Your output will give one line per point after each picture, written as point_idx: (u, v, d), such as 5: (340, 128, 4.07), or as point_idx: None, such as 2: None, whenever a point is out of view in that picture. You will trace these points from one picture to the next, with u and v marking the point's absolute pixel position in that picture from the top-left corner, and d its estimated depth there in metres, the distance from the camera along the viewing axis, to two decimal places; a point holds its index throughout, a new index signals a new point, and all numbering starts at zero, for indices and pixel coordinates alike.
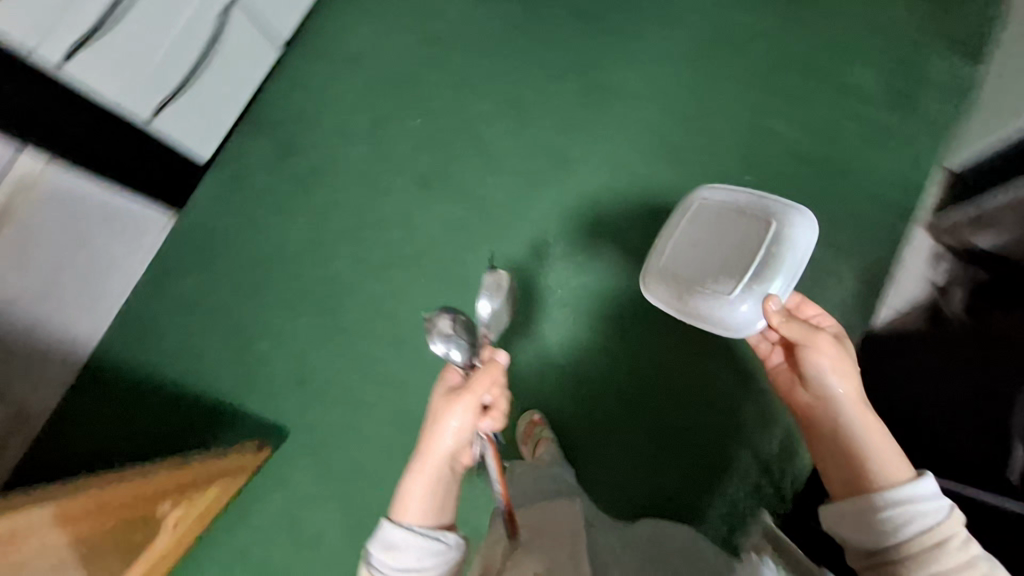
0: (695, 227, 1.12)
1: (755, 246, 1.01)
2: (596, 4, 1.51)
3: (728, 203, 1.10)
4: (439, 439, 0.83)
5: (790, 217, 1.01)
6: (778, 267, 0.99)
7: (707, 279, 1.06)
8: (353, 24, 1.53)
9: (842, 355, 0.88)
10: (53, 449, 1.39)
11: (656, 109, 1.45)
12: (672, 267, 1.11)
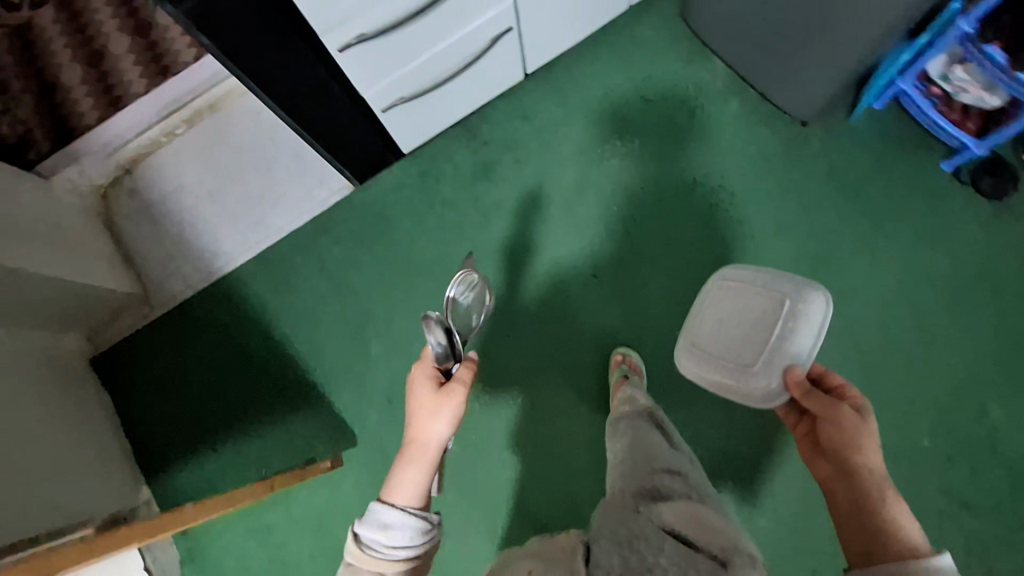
0: (718, 295, 1.14)
1: (774, 325, 1.03)
2: (869, 178, 1.31)
3: (748, 280, 1.11)
4: (427, 421, 0.89)
5: (810, 295, 1.03)
6: (795, 347, 1.00)
7: (734, 358, 1.06)
8: (607, 81, 1.42)
9: (867, 424, 0.81)
10: (147, 351, 1.42)
11: (871, 325, 1.26)
12: (698, 341, 1.12)
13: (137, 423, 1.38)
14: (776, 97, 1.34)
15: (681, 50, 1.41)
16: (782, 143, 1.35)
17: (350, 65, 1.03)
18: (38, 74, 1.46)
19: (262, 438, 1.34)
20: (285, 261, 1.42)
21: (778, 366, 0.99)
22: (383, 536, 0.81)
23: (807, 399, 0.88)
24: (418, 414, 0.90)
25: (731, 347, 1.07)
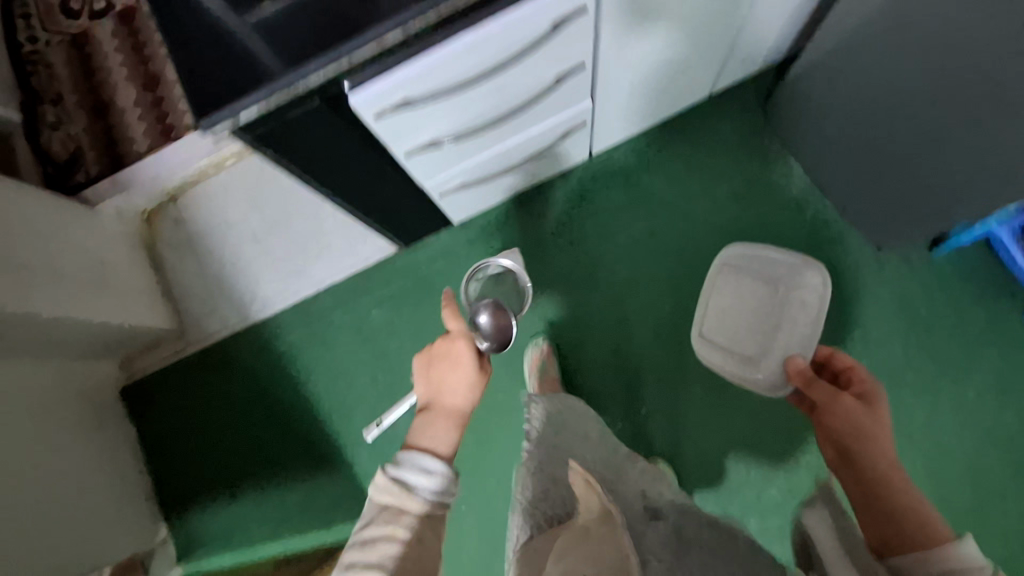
0: (726, 288, 1.24)
1: (768, 313, 1.20)
2: (942, 321, 1.23)
3: (745, 267, 1.23)
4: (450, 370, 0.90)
5: (804, 281, 1.18)
6: (781, 326, 1.18)
7: (736, 345, 1.21)
8: (673, 173, 1.34)
9: (869, 409, 0.94)
10: (178, 387, 1.42)
11: (922, 478, 1.19)
12: (709, 336, 1.24)
13: (164, 457, 1.41)
14: (852, 220, 1.26)
15: (757, 148, 1.33)
16: (853, 265, 1.27)
17: (410, 166, 0.97)
18: (95, 90, 1.44)
19: (282, 495, 1.36)
20: (322, 318, 1.40)
21: (770, 348, 1.18)
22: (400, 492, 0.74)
23: (813, 391, 1.02)
24: (441, 375, 0.91)
25: (733, 336, 1.22)
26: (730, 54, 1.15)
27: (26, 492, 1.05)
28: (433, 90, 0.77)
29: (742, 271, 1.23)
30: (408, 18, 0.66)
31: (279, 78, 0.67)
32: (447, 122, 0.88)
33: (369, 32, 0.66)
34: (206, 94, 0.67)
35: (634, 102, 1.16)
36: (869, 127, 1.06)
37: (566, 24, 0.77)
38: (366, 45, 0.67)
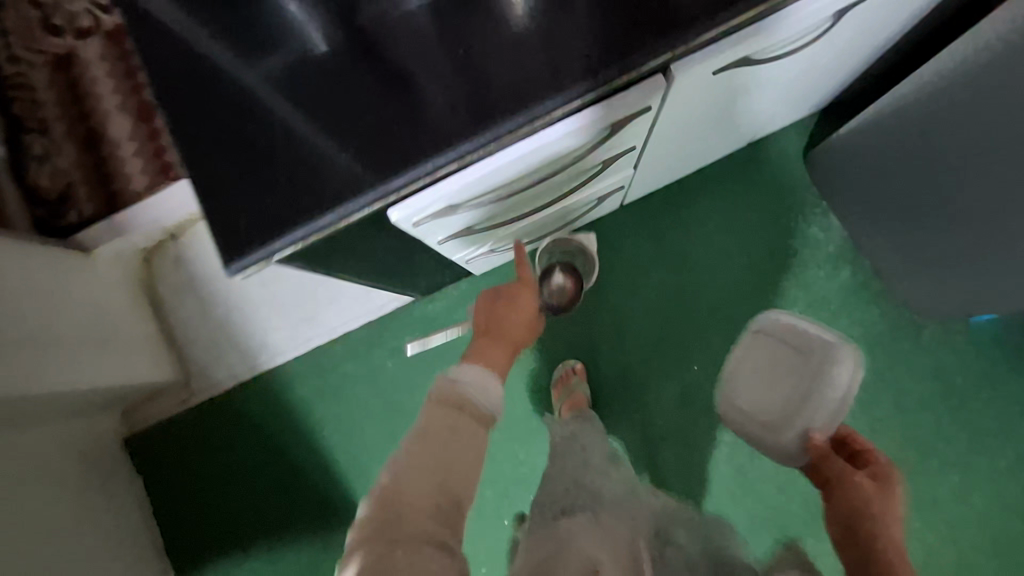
0: (757, 354, 0.98)
1: (804, 386, 0.89)
2: (980, 392, 1.18)
3: (778, 335, 0.97)
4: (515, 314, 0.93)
5: (842, 360, 0.88)
6: (823, 403, 0.87)
7: (762, 416, 0.94)
8: (704, 226, 1.29)
9: (883, 500, 0.76)
10: (189, 436, 1.39)
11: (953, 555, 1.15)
12: (738, 397, 0.98)
13: (171, 511, 1.38)
14: (892, 284, 1.21)
15: (794, 204, 1.27)
16: (888, 330, 1.22)
17: (440, 246, 0.91)
18: (83, 119, 1.31)
19: (297, 549, 1.35)
20: (336, 369, 1.36)
21: (801, 427, 0.88)
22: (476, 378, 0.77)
23: (825, 472, 0.82)
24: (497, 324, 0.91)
25: (760, 404, 0.95)
26: (759, 118, 1.11)
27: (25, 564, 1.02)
28: (482, 192, 0.71)
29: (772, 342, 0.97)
30: (461, 151, 0.59)
31: (313, 216, 0.60)
32: (487, 214, 0.81)
33: (414, 169, 0.59)
34: (232, 234, 0.61)
35: (673, 159, 1.10)
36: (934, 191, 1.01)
37: (624, 123, 0.71)
38: (414, 181, 0.60)
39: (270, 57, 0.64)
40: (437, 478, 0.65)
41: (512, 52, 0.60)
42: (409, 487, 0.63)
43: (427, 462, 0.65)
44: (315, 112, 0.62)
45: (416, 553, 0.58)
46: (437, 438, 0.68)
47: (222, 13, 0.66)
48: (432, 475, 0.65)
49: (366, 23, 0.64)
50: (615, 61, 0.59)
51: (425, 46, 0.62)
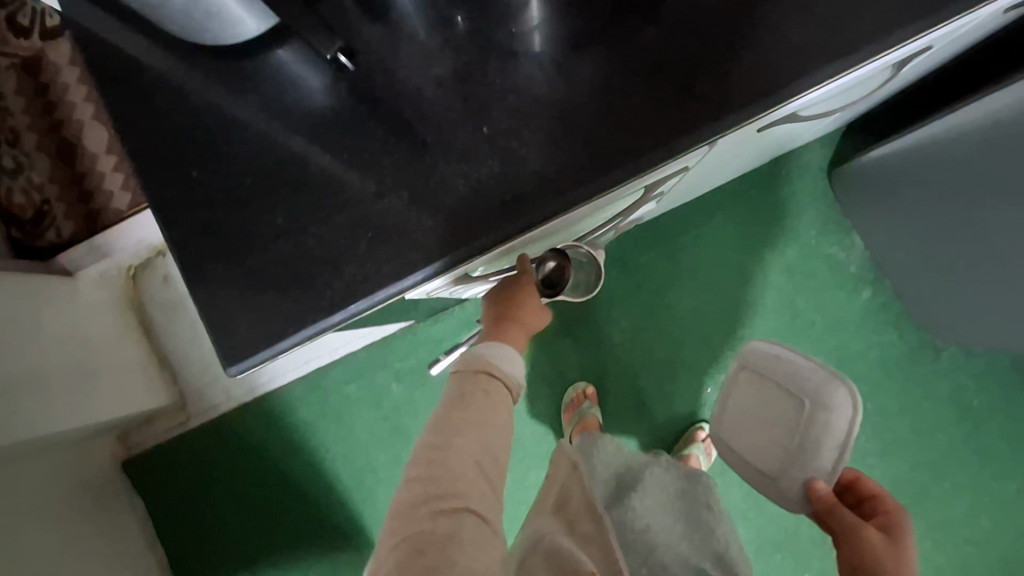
0: (750, 398, 0.82)
1: (796, 432, 0.71)
2: (995, 414, 1.17)
3: (774, 367, 0.78)
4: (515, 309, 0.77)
5: (839, 406, 0.67)
6: (824, 453, 0.68)
7: (756, 464, 0.77)
8: (720, 245, 1.24)
9: (901, 555, 0.65)
10: (186, 458, 1.35)
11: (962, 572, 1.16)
12: (736, 448, 0.82)
13: (174, 533, 1.36)
14: (912, 307, 1.17)
15: (812, 220, 1.23)
16: (907, 353, 1.19)
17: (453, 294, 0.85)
18: (56, 130, 1.20)
19: (305, 569, 1.33)
20: (337, 390, 1.31)
21: (802, 480, 0.70)
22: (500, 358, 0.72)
23: (831, 523, 0.69)
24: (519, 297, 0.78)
25: (757, 455, 0.77)
26: (789, 137, 1.03)
27: None
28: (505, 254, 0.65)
29: (768, 375, 0.79)
30: (490, 241, 0.52)
31: (322, 315, 0.52)
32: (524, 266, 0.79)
33: (438, 261, 0.52)
34: (228, 333, 0.52)
35: (693, 186, 1.04)
36: (955, 230, 0.97)
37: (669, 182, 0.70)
38: (438, 272, 0.53)
39: (266, 125, 0.56)
40: (477, 440, 0.65)
41: (547, 128, 0.53)
42: (450, 453, 0.63)
43: (463, 422, 0.66)
44: (319, 192, 0.54)
45: (455, 525, 0.59)
46: (470, 401, 0.67)
47: (205, 70, 0.57)
48: (472, 438, 0.65)
49: (377, 85, 0.56)
50: (663, 140, 0.52)
51: (447, 117, 0.54)
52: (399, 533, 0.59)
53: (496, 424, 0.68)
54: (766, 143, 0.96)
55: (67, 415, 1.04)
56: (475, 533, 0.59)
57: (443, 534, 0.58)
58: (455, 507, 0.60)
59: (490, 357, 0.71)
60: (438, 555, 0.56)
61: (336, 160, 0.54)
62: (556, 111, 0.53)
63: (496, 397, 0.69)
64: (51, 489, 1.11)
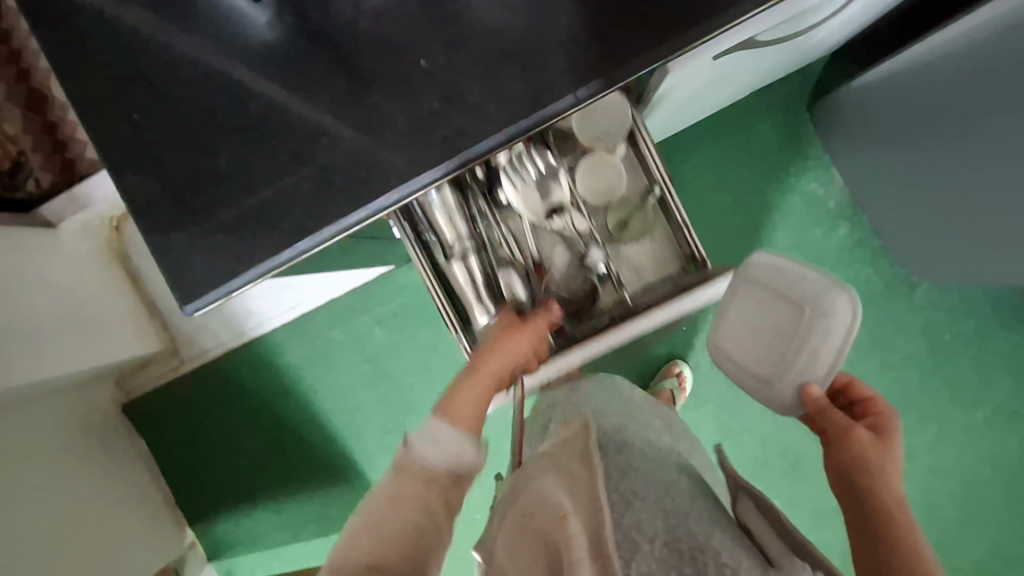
0: (743, 302, 0.72)
1: (795, 338, 0.66)
2: (966, 343, 1.19)
3: (775, 279, 0.70)
4: (494, 357, 0.78)
5: (837, 314, 0.64)
6: (822, 359, 0.64)
7: (747, 369, 0.71)
8: (697, 184, 1.22)
9: (889, 456, 0.58)
10: (184, 402, 1.41)
11: (928, 495, 1.20)
12: (728, 350, 0.73)
13: (177, 471, 1.43)
14: (890, 243, 1.17)
15: (791, 155, 1.21)
16: (882, 289, 1.20)
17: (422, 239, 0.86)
18: (24, 79, 1.19)
19: (302, 502, 1.41)
20: (324, 333, 1.35)
21: (796, 383, 0.65)
22: (429, 431, 0.72)
23: (820, 425, 0.62)
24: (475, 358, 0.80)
25: (751, 357, 0.71)
26: (769, 69, 1.00)
27: (54, 524, 1.07)
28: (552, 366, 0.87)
29: (770, 286, 0.70)
30: (430, 177, 0.52)
31: (270, 254, 0.53)
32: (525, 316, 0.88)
33: (380, 198, 0.52)
34: (182, 274, 0.54)
35: (668, 125, 1.03)
36: (934, 164, 0.95)
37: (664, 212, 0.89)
38: (383, 210, 0.53)
39: (205, 62, 0.55)
40: (370, 542, 0.65)
41: (486, 61, 0.52)
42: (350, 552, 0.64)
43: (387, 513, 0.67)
44: (262, 131, 0.54)
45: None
46: (370, 516, 0.67)
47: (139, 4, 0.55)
48: (365, 542, 0.65)
49: (312, 17, 0.54)
50: (604, 70, 0.51)
51: (384, 50, 0.53)
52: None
53: (392, 521, 0.66)
54: (743, 75, 0.94)
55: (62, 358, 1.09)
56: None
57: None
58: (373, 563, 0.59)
59: (414, 432, 0.72)
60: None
61: (275, 97, 0.54)
62: (496, 43, 0.52)
63: (408, 497, 0.68)
64: (55, 434, 1.16)
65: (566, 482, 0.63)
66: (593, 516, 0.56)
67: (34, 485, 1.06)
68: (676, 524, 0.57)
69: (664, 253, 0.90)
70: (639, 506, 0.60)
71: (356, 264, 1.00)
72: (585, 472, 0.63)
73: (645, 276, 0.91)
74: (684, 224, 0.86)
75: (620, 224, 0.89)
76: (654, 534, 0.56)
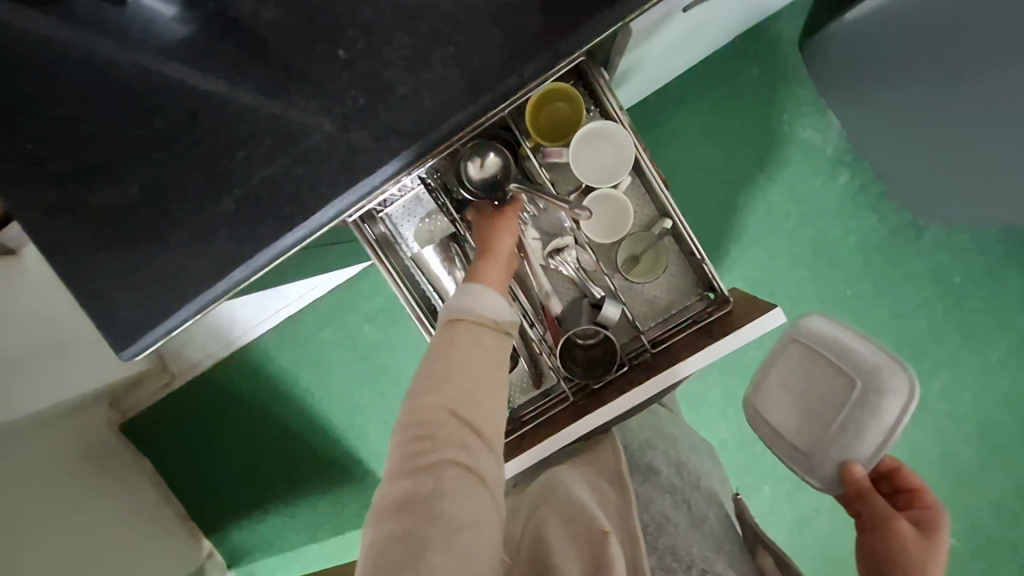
0: (788, 368, 0.62)
1: (841, 411, 0.56)
2: (975, 285, 1.14)
3: (832, 346, 0.59)
4: (502, 233, 0.62)
5: (894, 392, 0.54)
6: (871, 436, 0.54)
7: (784, 436, 0.60)
8: (685, 142, 1.15)
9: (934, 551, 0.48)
10: (182, 417, 1.38)
11: (946, 443, 1.16)
12: (765, 416, 0.62)
13: (185, 485, 1.41)
14: (893, 187, 1.10)
15: (783, 102, 1.13)
16: (887, 236, 1.14)
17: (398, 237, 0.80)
18: None
19: (313, 503, 1.40)
20: (313, 335, 1.31)
21: (836, 461, 0.55)
22: (474, 299, 0.56)
23: (857, 508, 0.53)
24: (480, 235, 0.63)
25: (790, 425, 0.60)
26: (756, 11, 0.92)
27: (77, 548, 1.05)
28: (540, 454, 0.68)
29: (828, 354, 0.59)
30: (363, 188, 0.46)
31: (204, 288, 0.48)
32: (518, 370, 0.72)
33: (314, 215, 0.47)
34: (115, 318, 0.49)
35: (649, 85, 0.95)
36: (942, 98, 0.87)
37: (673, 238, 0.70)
38: (319, 228, 0.47)
39: (99, 72, 0.48)
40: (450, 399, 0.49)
41: (412, 44, 0.45)
42: (427, 407, 0.49)
43: (432, 376, 0.51)
44: (172, 150, 0.48)
45: (437, 477, 0.46)
46: (448, 367, 0.51)
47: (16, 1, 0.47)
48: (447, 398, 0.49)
49: (215, 8, 0.47)
50: (548, 43, 0.44)
51: (298, 42, 0.46)
52: (388, 494, 0.47)
53: (477, 377, 0.51)
54: (724, 21, 0.85)
55: (55, 388, 1.06)
56: (460, 484, 0.46)
57: (430, 488, 0.45)
58: (436, 457, 0.47)
59: (464, 309, 0.55)
60: (422, 521, 0.44)
61: (181, 110, 0.48)
62: (420, 22, 0.45)
63: (482, 344, 0.53)
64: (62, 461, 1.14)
65: (598, 500, 0.56)
66: (629, 547, 0.51)
67: (51, 523, 1.03)
68: (713, 559, 0.53)
69: (681, 285, 0.71)
70: (675, 530, 0.55)
71: (330, 267, 0.94)
72: (617, 496, 0.57)
73: (662, 314, 0.71)
74: (701, 254, 0.66)
75: (631, 260, 0.70)
76: (691, 562, 0.52)
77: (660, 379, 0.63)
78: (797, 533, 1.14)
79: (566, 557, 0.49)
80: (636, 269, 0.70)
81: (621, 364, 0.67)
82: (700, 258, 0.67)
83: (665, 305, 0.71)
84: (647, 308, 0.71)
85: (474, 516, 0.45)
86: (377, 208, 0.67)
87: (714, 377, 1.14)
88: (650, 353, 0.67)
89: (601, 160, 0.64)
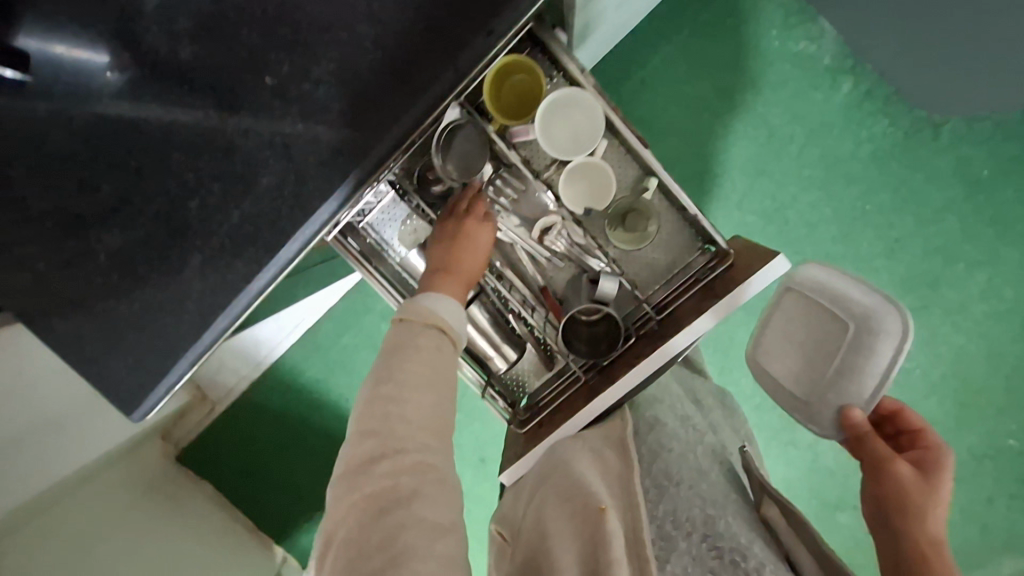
0: (783, 318, 0.58)
1: (835, 357, 0.53)
2: (1005, 176, 1.05)
3: (824, 291, 0.55)
4: (476, 243, 0.59)
5: (888, 333, 0.51)
6: (867, 378, 0.52)
7: (783, 385, 0.58)
8: (672, 78, 1.09)
9: (931, 492, 0.48)
10: (231, 439, 1.43)
11: (993, 343, 1.10)
12: (765, 368, 0.59)
13: (248, 500, 1.45)
14: (903, 88, 1.03)
15: (769, 18, 1.06)
16: (901, 139, 1.06)
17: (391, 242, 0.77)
18: None
19: None
20: (339, 341, 1.34)
21: (835, 406, 0.53)
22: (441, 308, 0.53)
23: (860, 453, 0.52)
24: (448, 253, 0.58)
25: (788, 374, 0.57)
26: None
27: (187, 555, 1.10)
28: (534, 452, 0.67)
29: (820, 300, 0.55)
30: (322, 218, 0.47)
31: (189, 343, 0.50)
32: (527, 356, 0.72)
33: (280, 252, 0.47)
34: (117, 382, 0.51)
35: (617, 30, 0.93)
36: None
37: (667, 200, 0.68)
38: (274, 277, 0.48)
39: (39, 146, 0.48)
40: (433, 408, 0.49)
41: (335, 56, 0.45)
42: (402, 413, 0.47)
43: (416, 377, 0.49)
44: (128, 211, 0.49)
45: (415, 483, 0.45)
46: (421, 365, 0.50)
47: None
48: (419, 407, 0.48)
49: (139, 62, 0.46)
50: (478, 26, 0.43)
51: (228, 81, 0.46)
52: (356, 491, 0.45)
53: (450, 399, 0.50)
54: None
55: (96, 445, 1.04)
56: (434, 492, 0.45)
57: (396, 490, 0.44)
58: (412, 462, 0.46)
59: (441, 314, 0.53)
60: (392, 534, 0.42)
61: (125, 168, 0.48)
62: (340, 30, 0.44)
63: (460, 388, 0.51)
64: (143, 489, 1.18)
65: (601, 471, 0.56)
66: (629, 517, 0.50)
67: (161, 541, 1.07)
68: (715, 517, 0.50)
69: (678, 239, 0.68)
70: (677, 492, 0.53)
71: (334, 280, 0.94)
72: (619, 464, 0.57)
73: (665, 274, 0.69)
74: (693, 209, 0.63)
75: (620, 225, 0.68)
76: (692, 526, 0.49)
77: (668, 346, 0.61)
78: (846, 455, 1.13)
79: (564, 537, 0.49)
80: (628, 236, 0.68)
81: (628, 337, 0.66)
82: (694, 214, 0.64)
83: (666, 266, 0.69)
84: (647, 272, 0.69)
85: (449, 524, 0.45)
86: (356, 219, 0.66)
87: (738, 316, 1.11)
88: (655, 322, 0.66)
89: (573, 126, 0.62)
